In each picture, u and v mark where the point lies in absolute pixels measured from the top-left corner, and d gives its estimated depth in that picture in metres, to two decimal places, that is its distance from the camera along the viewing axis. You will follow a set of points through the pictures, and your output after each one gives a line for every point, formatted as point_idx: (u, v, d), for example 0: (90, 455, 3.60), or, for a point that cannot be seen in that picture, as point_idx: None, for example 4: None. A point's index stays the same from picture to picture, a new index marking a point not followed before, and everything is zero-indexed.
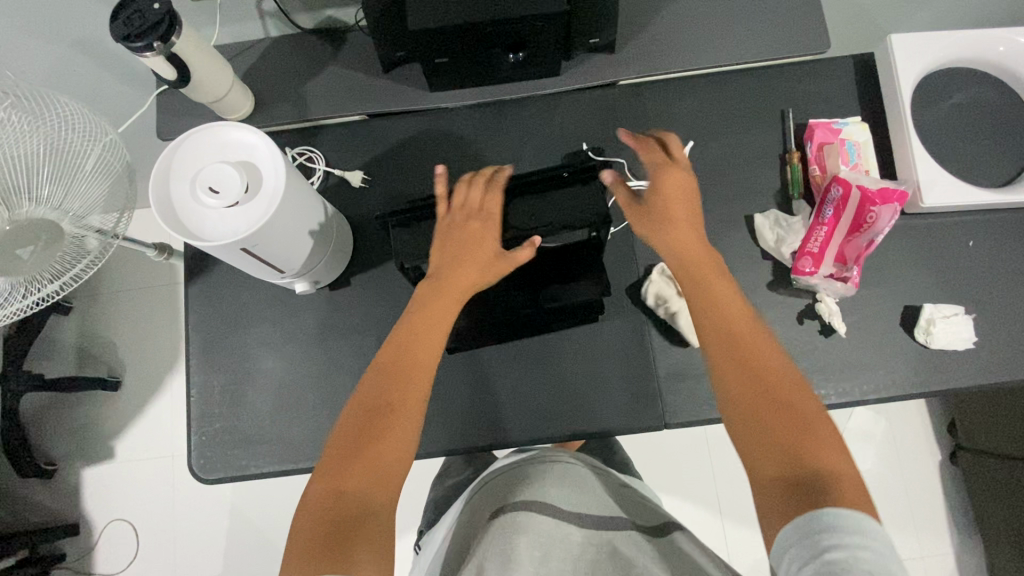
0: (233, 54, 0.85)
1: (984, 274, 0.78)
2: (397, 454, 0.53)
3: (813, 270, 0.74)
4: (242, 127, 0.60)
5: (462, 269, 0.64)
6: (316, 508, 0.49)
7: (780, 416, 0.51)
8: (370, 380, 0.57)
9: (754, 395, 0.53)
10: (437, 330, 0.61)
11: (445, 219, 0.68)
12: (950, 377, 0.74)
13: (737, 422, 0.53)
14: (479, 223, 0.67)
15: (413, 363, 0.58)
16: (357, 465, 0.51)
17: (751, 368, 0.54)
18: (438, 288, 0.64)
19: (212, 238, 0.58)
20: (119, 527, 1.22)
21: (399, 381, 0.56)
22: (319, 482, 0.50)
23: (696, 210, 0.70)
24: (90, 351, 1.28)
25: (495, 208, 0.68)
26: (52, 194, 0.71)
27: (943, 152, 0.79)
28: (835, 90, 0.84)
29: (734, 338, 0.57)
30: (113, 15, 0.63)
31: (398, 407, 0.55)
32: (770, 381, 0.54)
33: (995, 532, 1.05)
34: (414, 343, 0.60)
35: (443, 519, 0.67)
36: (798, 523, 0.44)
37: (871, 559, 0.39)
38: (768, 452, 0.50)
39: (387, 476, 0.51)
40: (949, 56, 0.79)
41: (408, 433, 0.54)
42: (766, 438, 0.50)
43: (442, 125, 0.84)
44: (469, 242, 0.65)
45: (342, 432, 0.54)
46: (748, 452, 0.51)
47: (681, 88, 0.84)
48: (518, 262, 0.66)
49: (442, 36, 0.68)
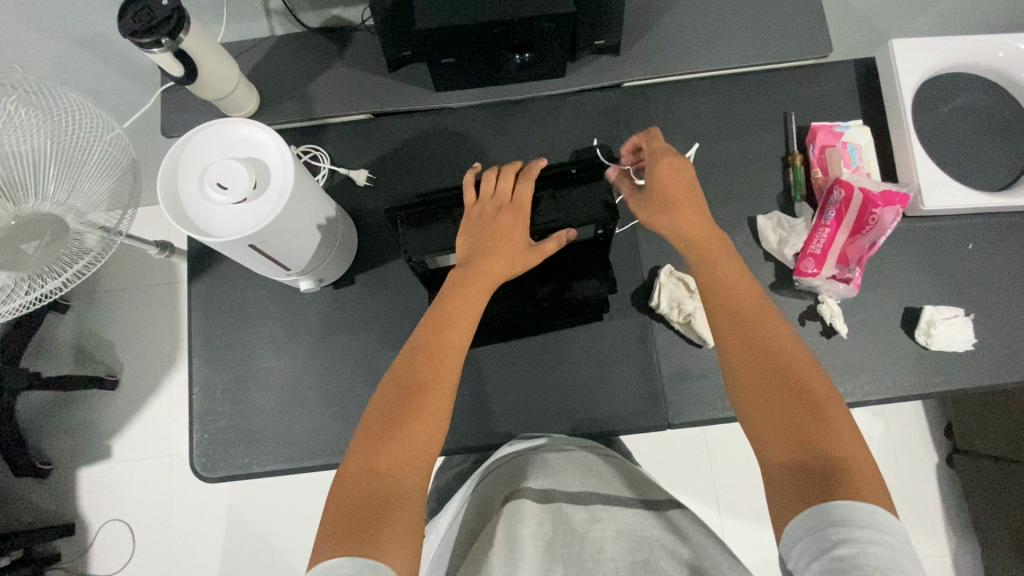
0: (239, 51, 0.84)
1: (983, 276, 0.78)
2: (427, 440, 0.53)
3: (815, 271, 0.75)
4: (250, 123, 0.60)
5: (494, 259, 0.64)
6: (348, 489, 0.49)
7: (791, 403, 0.51)
8: (398, 367, 0.57)
9: (765, 382, 0.53)
10: (465, 319, 0.61)
11: (475, 207, 0.68)
12: (951, 379, 0.75)
13: (749, 410, 0.53)
14: (511, 213, 0.66)
15: (445, 353, 0.58)
16: (388, 450, 0.51)
17: (764, 355, 0.55)
18: (468, 278, 0.63)
19: (220, 234, 0.58)
20: (115, 527, 1.21)
21: (430, 370, 0.57)
22: (352, 465, 0.51)
23: (697, 195, 0.68)
24: (87, 350, 1.27)
25: (528, 195, 0.67)
26: (57, 190, 0.71)
27: (943, 156, 0.80)
28: (836, 94, 0.85)
29: (749, 325, 0.57)
30: (121, 11, 0.63)
31: (429, 394, 0.55)
32: (782, 367, 0.54)
33: (990, 533, 1.05)
34: (441, 332, 0.60)
35: (452, 499, 0.69)
36: (808, 515, 0.44)
37: (882, 555, 0.40)
38: (780, 440, 0.50)
39: (418, 461, 0.52)
40: (949, 61, 0.80)
41: (437, 420, 0.54)
42: (778, 425, 0.51)
43: (448, 125, 0.85)
44: (500, 231, 0.65)
45: (369, 419, 0.54)
46: (762, 441, 0.51)
47: (685, 91, 0.85)
48: (546, 255, 0.65)
49: (450, 37, 0.69)
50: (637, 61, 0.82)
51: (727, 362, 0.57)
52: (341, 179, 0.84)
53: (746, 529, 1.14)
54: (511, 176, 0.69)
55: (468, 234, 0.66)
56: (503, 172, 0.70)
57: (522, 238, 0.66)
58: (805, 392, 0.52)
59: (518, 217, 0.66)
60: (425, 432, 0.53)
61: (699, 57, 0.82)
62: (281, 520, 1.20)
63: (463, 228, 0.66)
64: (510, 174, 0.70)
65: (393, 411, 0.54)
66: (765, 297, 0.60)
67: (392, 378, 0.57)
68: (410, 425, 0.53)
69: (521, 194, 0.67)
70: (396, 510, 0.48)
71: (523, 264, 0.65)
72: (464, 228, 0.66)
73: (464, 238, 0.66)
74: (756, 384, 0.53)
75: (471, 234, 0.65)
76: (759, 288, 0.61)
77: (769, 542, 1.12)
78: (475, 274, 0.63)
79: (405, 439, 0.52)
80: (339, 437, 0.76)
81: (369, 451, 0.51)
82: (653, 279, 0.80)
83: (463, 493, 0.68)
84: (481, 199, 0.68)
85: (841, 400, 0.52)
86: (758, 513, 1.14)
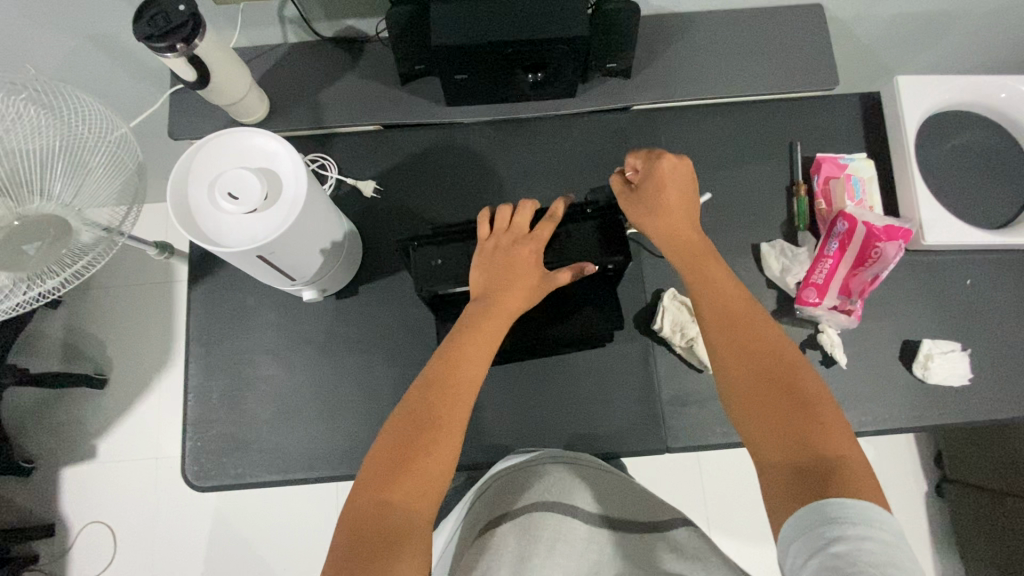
0: (251, 57, 0.84)
1: (980, 312, 0.80)
2: (440, 466, 0.53)
3: (817, 300, 0.76)
4: (262, 134, 0.60)
5: (509, 290, 0.64)
6: (362, 515, 0.50)
7: (782, 403, 0.51)
8: (413, 394, 0.58)
9: (755, 385, 0.53)
10: (483, 348, 0.61)
11: (489, 241, 0.67)
12: (946, 413, 0.76)
13: (739, 415, 0.53)
14: (526, 244, 0.67)
15: (461, 380, 0.58)
16: (399, 480, 0.51)
17: (752, 357, 0.55)
18: (485, 311, 0.63)
19: (227, 243, 0.57)
20: (96, 528, 1.19)
21: (448, 397, 0.57)
22: (362, 492, 0.51)
23: (693, 201, 0.68)
24: (77, 347, 1.26)
25: (546, 233, 0.67)
26: (64, 190, 0.70)
27: (944, 192, 0.82)
28: (840, 126, 0.86)
29: (748, 334, 0.56)
30: (136, 14, 0.63)
31: (444, 422, 0.55)
32: (775, 371, 0.54)
33: (973, 561, 1.07)
34: (459, 359, 0.60)
35: (450, 515, 0.69)
36: (803, 512, 0.44)
37: (875, 550, 0.40)
38: (772, 441, 0.50)
39: (429, 492, 0.52)
40: (953, 99, 0.82)
41: (451, 452, 0.54)
42: (777, 432, 0.50)
43: (456, 139, 0.85)
44: (517, 265, 0.66)
45: (387, 439, 0.54)
46: (753, 442, 0.52)
47: (693, 117, 0.86)
48: (557, 284, 0.67)
49: (465, 54, 0.69)
50: (648, 85, 0.83)
51: (717, 369, 0.56)
52: (349, 189, 0.84)
53: (736, 550, 1.14)
54: (528, 213, 0.69)
55: (484, 268, 0.66)
56: (521, 207, 0.69)
57: (537, 272, 0.66)
58: (810, 407, 0.51)
59: (532, 247, 0.67)
60: (436, 463, 0.53)
61: (708, 85, 0.83)
62: (267, 528, 1.19)
63: (477, 261, 0.66)
64: (527, 210, 0.69)
65: (408, 439, 0.54)
66: (751, 298, 0.61)
67: (406, 403, 0.57)
68: (424, 455, 0.53)
69: (540, 230, 0.68)
70: (407, 540, 0.49)
71: (536, 294, 0.67)
72: (477, 263, 0.66)
73: (478, 272, 0.66)
74: (742, 391, 0.54)
75: (486, 267, 0.65)
76: (762, 309, 0.59)
77: (758, 565, 1.13)
78: (494, 304, 0.64)
79: (417, 471, 0.52)
80: (335, 450, 0.76)
81: (383, 476, 0.52)
82: (655, 301, 0.80)
83: (458, 507, 0.68)
84: (495, 232, 0.68)
85: (839, 409, 0.51)
86: (747, 537, 1.14)
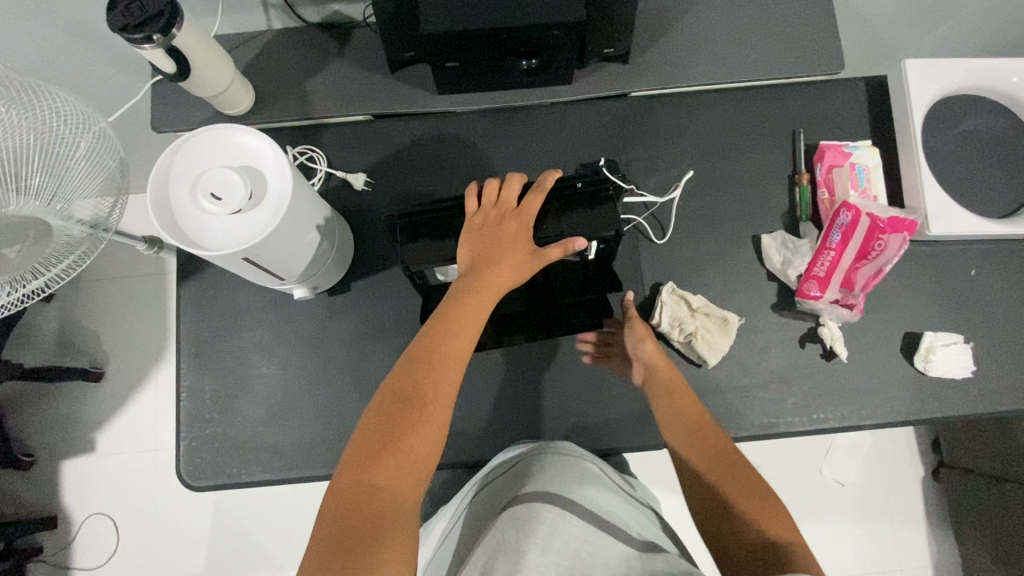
0: (233, 45, 0.81)
1: (983, 304, 0.78)
2: (427, 453, 0.52)
3: (818, 294, 0.74)
4: (243, 130, 0.58)
5: (499, 269, 0.62)
6: (347, 501, 0.49)
7: (736, 492, 0.57)
8: (400, 371, 0.56)
9: (709, 479, 0.59)
10: (470, 329, 0.60)
11: (476, 215, 0.66)
12: (946, 408, 0.75)
13: (703, 507, 0.58)
14: (516, 221, 0.65)
15: (448, 362, 0.57)
16: (385, 465, 0.50)
17: (710, 456, 0.61)
18: (472, 290, 0.61)
19: (211, 246, 0.56)
20: (98, 520, 1.19)
21: (432, 375, 0.56)
22: (345, 479, 0.50)
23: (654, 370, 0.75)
24: (71, 340, 1.24)
25: (536, 208, 0.66)
26: (42, 186, 0.66)
27: (949, 180, 0.80)
28: (845, 112, 0.84)
29: (702, 437, 0.63)
30: (110, 4, 0.60)
31: (431, 404, 0.54)
32: (729, 468, 0.59)
33: (969, 546, 1.08)
34: (443, 338, 0.58)
35: (446, 507, 0.70)
36: None
37: None
38: (734, 526, 0.55)
39: (415, 478, 0.51)
40: (961, 83, 0.79)
41: (437, 434, 0.53)
42: (736, 520, 0.55)
43: (448, 129, 0.83)
44: (504, 240, 0.64)
45: (368, 427, 0.53)
46: (716, 531, 0.56)
47: (692, 105, 0.83)
48: (547, 261, 0.63)
49: (455, 40, 0.66)
50: (647, 70, 0.80)
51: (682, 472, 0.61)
52: (339, 183, 0.82)
53: None
54: (517, 186, 0.68)
55: (471, 243, 0.64)
56: (509, 180, 0.68)
57: (526, 251, 0.64)
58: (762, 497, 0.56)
59: (523, 225, 0.65)
60: (422, 445, 0.52)
61: (710, 70, 0.80)
62: (268, 517, 1.19)
63: (465, 236, 0.64)
64: (516, 182, 0.68)
65: (393, 420, 0.53)
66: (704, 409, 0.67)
67: (392, 381, 0.56)
68: (411, 437, 0.52)
69: (528, 204, 0.66)
70: (393, 528, 0.48)
71: (525, 272, 0.64)
72: (465, 237, 0.64)
73: (466, 248, 0.64)
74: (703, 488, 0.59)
75: (473, 242, 0.64)
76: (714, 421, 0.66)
77: None
78: (482, 282, 0.61)
79: (405, 453, 0.51)
80: (330, 450, 0.75)
81: (368, 462, 0.50)
82: (652, 296, 0.79)
83: (454, 505, 0.68)
84: (482, 209, 0.67)
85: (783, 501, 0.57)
86: None
